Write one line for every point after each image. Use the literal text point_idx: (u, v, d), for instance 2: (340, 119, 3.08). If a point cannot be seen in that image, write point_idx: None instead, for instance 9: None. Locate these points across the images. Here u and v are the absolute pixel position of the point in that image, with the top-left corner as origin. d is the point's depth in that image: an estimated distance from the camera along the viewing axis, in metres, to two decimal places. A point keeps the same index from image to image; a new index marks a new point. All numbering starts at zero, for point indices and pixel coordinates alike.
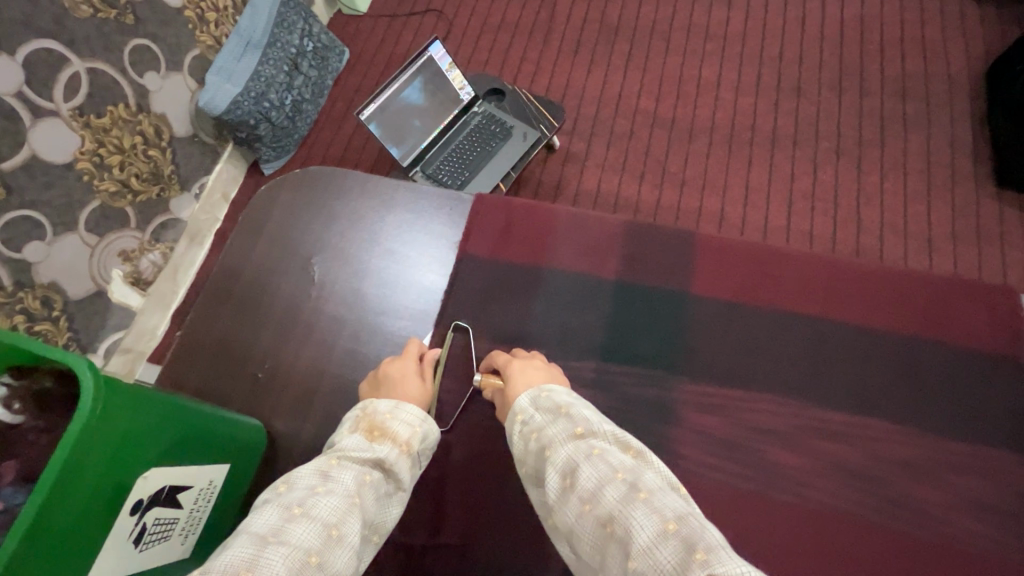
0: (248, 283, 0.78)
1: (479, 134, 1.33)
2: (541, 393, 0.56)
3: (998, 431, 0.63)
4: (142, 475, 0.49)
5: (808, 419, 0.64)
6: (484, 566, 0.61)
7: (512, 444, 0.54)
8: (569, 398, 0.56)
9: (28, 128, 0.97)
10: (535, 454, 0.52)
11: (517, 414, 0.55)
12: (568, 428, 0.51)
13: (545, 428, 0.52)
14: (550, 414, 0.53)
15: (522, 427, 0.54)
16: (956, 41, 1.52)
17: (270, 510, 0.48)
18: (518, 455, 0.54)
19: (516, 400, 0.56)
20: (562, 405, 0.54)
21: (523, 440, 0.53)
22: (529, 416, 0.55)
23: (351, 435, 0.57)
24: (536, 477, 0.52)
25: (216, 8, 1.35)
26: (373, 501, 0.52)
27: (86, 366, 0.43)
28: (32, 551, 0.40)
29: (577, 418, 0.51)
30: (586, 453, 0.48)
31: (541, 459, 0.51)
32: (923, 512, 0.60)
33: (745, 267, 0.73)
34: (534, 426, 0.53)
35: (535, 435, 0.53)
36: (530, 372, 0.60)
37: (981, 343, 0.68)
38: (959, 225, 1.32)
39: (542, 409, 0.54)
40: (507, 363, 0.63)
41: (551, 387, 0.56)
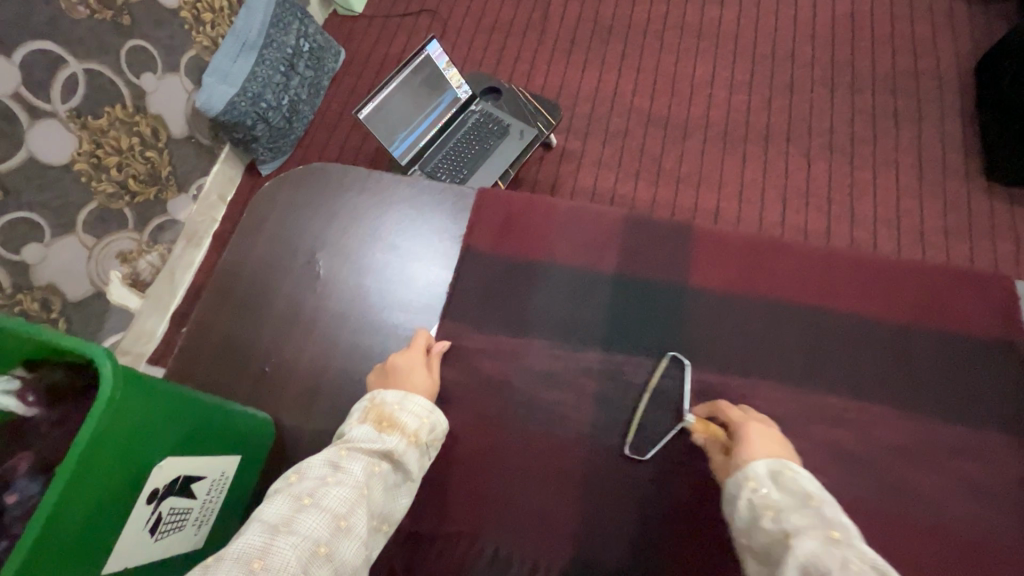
0: (249, 280, 0.79)
1: (477, 133, 1.35)
2: (784, 470, 0.54)
3: (991, 414, 0.65)
4: (157, 463, 0.51)
5: (803, 405, 0.66)
6: (490, 553, 0.62)
7: (737, 509, 0.54)
8: (817, 487, 0.52)
9: (25, 129, 0.98)
10: (768, 536, 0.50)
11: (750, 480, 0.54)
12: (819, 525, 0.48)
13: (789, 513, 0.50)
14: (795, 500, 0.51)
15: (753, 495, 0.53)
16: (945, 38, 1.54)
17: (281, 499, 0.52)
18: (743, 525, 0.52)
19: (751, 464, 0.55)
20: (811, 494, 0.51)
21: (755, 513, 0.52)
22: (768, 490, 0.53)
23: (360, 425, 0.60)
24: (764, 557, 0.50)
25: (212, 9, 1.35)
26: (382, 492, 0.56)
27: (104, 356, 0.44)
28: (52, 542, 0.41)
29: (833, 521, 0.48)
30: (840, 562, 0.44)
31: (778, 545, 0.48)
32: (917, 493, 0.61)
33: (741, 258, 0.75)
34: (773, 505, 0.51)
35: (772, 514, 0.51)
36: (766, 440, 0.57)
37: (973, 329, 0.69)
38: (951, 218, 1.34)
39: (786, 490, 0.52)
40: (742, 421, 0.60)
41: (796, 468, 0.54)
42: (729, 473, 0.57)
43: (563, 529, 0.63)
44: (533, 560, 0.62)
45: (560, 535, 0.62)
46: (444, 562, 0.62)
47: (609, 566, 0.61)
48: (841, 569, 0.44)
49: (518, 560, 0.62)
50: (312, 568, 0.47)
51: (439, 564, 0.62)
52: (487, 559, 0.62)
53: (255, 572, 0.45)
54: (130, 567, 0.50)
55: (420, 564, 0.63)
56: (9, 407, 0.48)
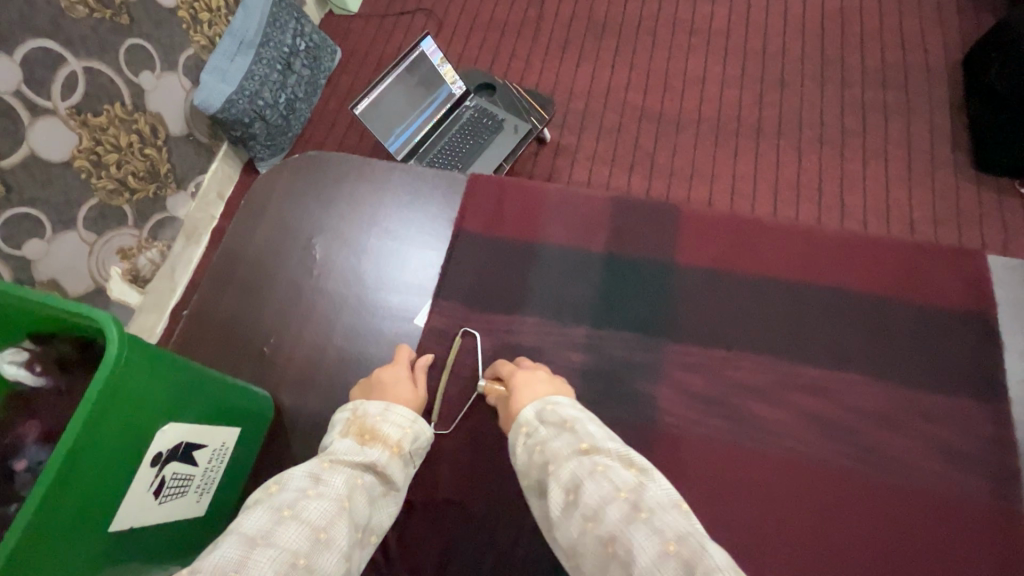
0: (249, 266, 0.81)
1: (472, 127, 1.37)
2: (547, 405, 0.59)
3: (967, 383, 0.67)
4: (161, 427, 0.53)
5: (786, 376, 0.68)
6: (480, 520, 0.64)
7: (514, 453, 0.58)
8: (572, 410, 0.58)
9: (26, 127, 1.00)
10: (538, 467, 0.55)
11: (521, 425, 0.58)
12: (572, 444, 0.54)
13: (550, 442, 0.55)
14: (557, 429, 0.56)
15: (527, 438, 0.57)
16: (933, 32, 1.57)
17: (260, 511, 0.51)
18: (521, 467, 0.56)
19: (520, 412, 0.59)
20: (567, 419, 0.57)
21: (528, 452, 0.56)
22: (535, 428, 0.57)
23: (342, 439, 0.60)
24: (539, 490, 0.55)
25: (210, 9, 1.37)
26: (364, 503, 0.56)
27: (112, 321, 0.47)
28: (52, 507, 0.43)
29: (582, 435, 0.55)
30: (589, 472, 0.51)
31: (547, 474, 0.54)
32: (893, 458, 0.64)
33: (728, 240, 0.77)
34: (538, 439, 0.56)
35: (540, 449, 0.55)
36: (532, 383, 0.62)
37: (951, 303, 0.72)
38: (939, 207, 1.37)
39: (549, 423, 0.57)
40: (511, 372, 0.64)
41: (556, 400, 0.59)
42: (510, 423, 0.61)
43: None
44: (524, 525, 0.64)
45: None
46: (436, 530, 0.64)
47: None
48: (592, 478, 0.51)
49: (508, 526, 0.64)
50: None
51: (431, 532, 0.64)
52: (479, 527, 0.64)
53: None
54: (135, 528, 0.52)
55: (413, 533, 0.64)
56: (19, 376, 0.51)
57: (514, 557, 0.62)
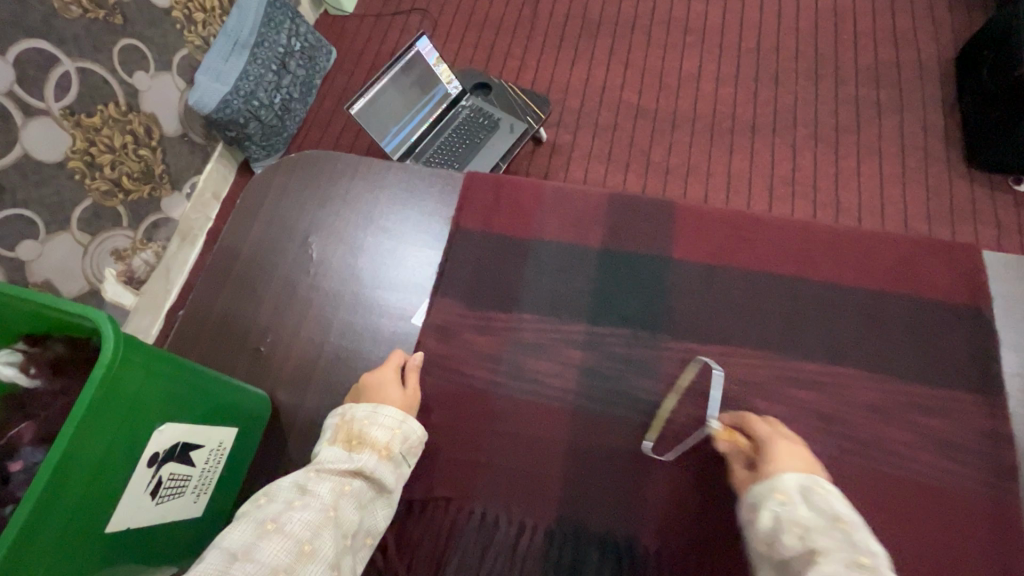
0: (246, 263, 0.81)
1: (468, 126, 1.37)
2: (816, 489, 0.53)
3: (961, 375, 0.68)
4: (157, 428, 0.53)
5: (782, 370, 0.69)
6: (478, 516, 0.64)
7: (759, 518, 0.53)
8: (847, 509, 0.52)
9: (20, 127, 0.99)
10: (791, 551, 0.50)
11: (778, 492, 0.54)
12: (847, 550, 0.48)
13: (816, 531, 0.50)
14: (826, 520, 0.50)
15: (781, 509, 0.52)
16: (926, 30, 1.58)
17: (245, 525, 0.51)
18: (762, 537, 0.52)
19: (781, 478, 0.54)
20: (838, 515, 0.51)
21: (778, 524, 0.52)
22: (794, 505, 0.52)
23: (330, 447, 0.61)
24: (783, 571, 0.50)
25: (204, 9, 1.37)
26: (353, 509, 0.56)
27: (107, 320, 0.46)
28: (47, 510, 0.43)
29: (860, 547, 0.48)
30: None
31: (803, 564, 0.48)
32: (888, 449, 0.64)
33: (723, 235, 0.77)
34: (797, 519, 0.51)
35: (799, 531, 0.50)
36: (798, 458, 0.56)
37: (944, 296, 0.72)
38: (933, 203, 1.37)
39: (816, 508, 0.51)
40: (771, 437, 0.59)
41: (826, 486, 0.53)
42: (753, 483, 0.56)
43: (550, 491, 0.65)
44: (521, 520, 0.64)
45: (547, 495, 0.65)
46: (434, 527, 0.64)
47: (594, 524, 0.63)
48: None
49: (506, 522, 0.64)
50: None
51: (429, 529, 0.64)
52: (476, 520, 0.64)
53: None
54: (134, 529, 0.52)
55: (411, 531, 0.64)
56: (12, 378, 0.50)
57: (512, 551, 0.62)
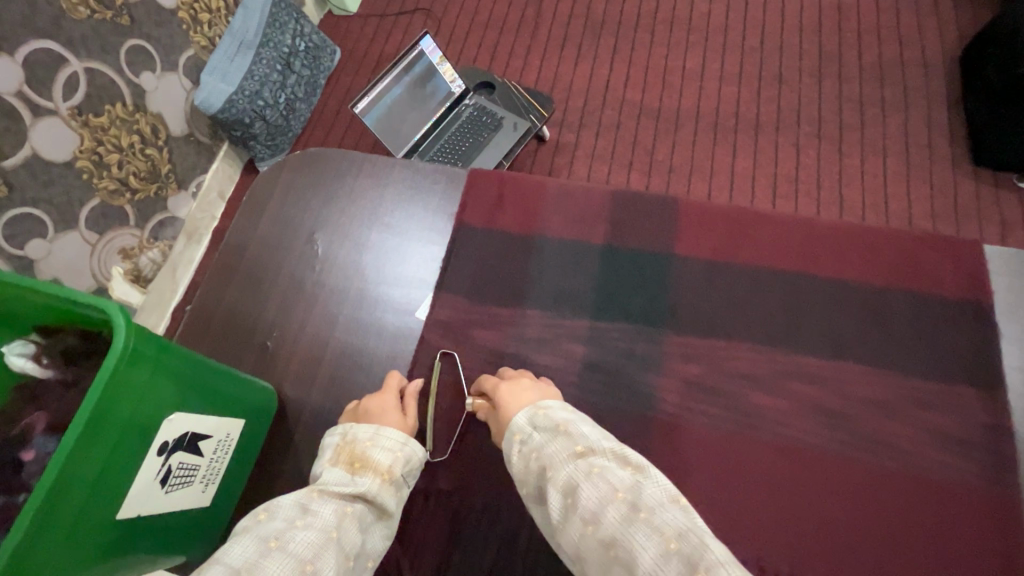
0: (252, 259, 0.82)
1: (471, 125, 1.38)
2: (538, 410, 0.59)
3: (963, 370, 0.68)
4: (167, 417, 0.54)
5: (784, 364, 0.69)
6: (481, 509, 0.65)
7: (512, 463, 0.58)
8: (564, 413, 0.59)
9: (28, 127, 1.00)
10: (536, 474, 0.55)
11: (515, 433, 0.58)
12: (567, 449, 0.54)
13: (547, 448, 0.56)
14: (550, 433, 0.57)
15: (522, 446, 0.57)
16: (930, 27, 1.58)
17: (246, 541, 0.49)
18: (520, 477, 0.56)
19: (513, 419, 0.59)
20: (560, 425, 0.57)
21: (524, 459, 0.56)
22: (529, 435, 0.58)
23: (332, 469, 0.59)
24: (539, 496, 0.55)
25: (209, 9, 1.38)
26: (356, 531, 0.54)
27: (119, 310, 0.47)
28: (59, 498, 0.44)
29: (576, 438, 0.55)
30: (583, 475, 0.51)
31: (544, 482, 0.54)
32: (888, 444, 0.64)
33: (725, 231, 0.77)
34: (533, 446, 0.56)
35: (537, 456, 0.56)
36: (522, 392, 0.62)
37: (947, 292, 0.72)
38: (937, 201, 1.37)
39: (541, 429, 0.57)
40: (495, 386, 0.64)
41: (547, 405, 0.60)
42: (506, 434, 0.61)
43: None
44: (524, 514, 0.64)
45: None
46: (437, 520, 0.65)
47: None
48: (587, 484, 0.50)
49: (509, 515, 0.64)
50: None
51: (433, 522, 0.65)
52: (478, 513, 0.65)
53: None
54: (143, 516, 0.53)
55: (415, 523, 0.65)
56: (27, 369, 0.52)
57: (515, 544, 0.63)
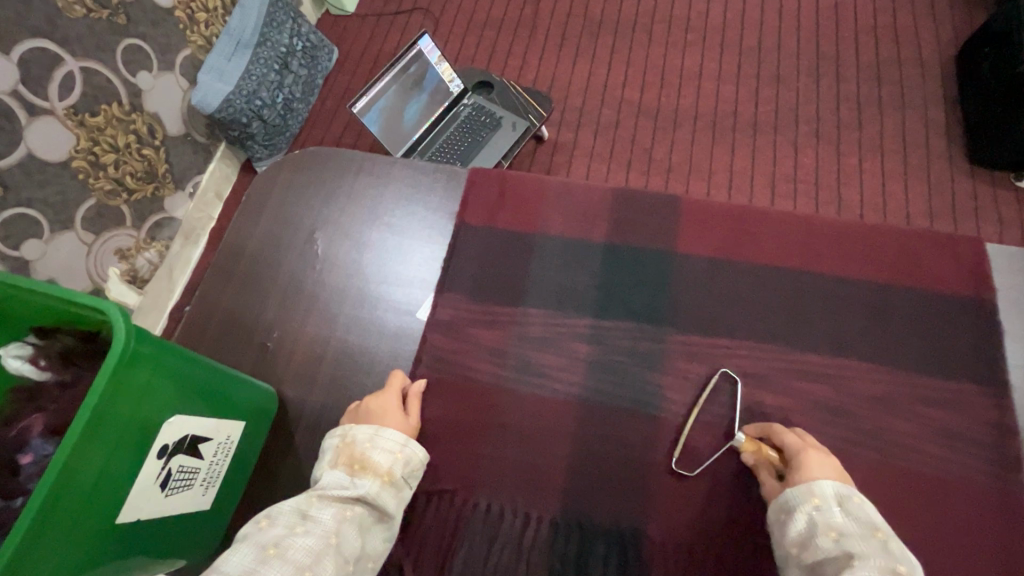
0: (251, 258, 0.81)
1: (470, 124, 1.37)
2: (851, 498, 0.55)
3: (965, 367, 0.68)
4: (167, 419, 0.53)
5: (786, 362, 0.69)
6: (483, 508, 0.65)
7: (793, 521, 0.56)
8: (879, 518, 0.55)
9: (23, 126, 0.99)
10: (827, 555, 0.52)
11: (815, 497, 0.56)
12: (881, 556, 0.50)
13: (852, 538, 0.52)
14: (862, 528, 0.53)
15: (817, 513, 0.55)
16: (926, 27, 1.58)
17: (246, 548, 0.52)
18: (795, 541, 0.55)
19: (820, 483, 0.56)
20: (875, 526, 0.53)
21: (815, 529, 0.54)
22: (830, 511, 0.55)
23: (331, 471, 0.60)
24: (814, 575, 0.53)
25: (206, 9, 1.37)
26: (354, 535, 0.56)
27: (118, 310, 0.46)
28: (57, 502, 0.43)
29: (896, 555, 0.51)
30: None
31: (838, 566, 0.51)
32: (891, 441, 0.64)
33: (726, 229, 0.77)
34: (834, 524, 0.54)
35: (837, 538, 0.53)
36: (828, 467, 0.58)
37: (948, 289, 0.72)
38: (935, 200, 1.37)
39: (852, 516, 0.54)
40: (798, 444, 0.60)
41: (863, 499, 0.55)
42: (786, 487, 0.58)
43: (554, 481, 0.65)
44: (526, 513, 0.64)
45: (552, 487, 0.65)
46: (439, 520, 0.64)
47: (599, 515, 0.63)
48: None
49: (510, 515, 0.64)
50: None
51: (434, 523, 0.64)
52: (481, 513, 0.64)
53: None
54: (143, 520, 0.53)
55: (416, 524, 0.65)
56: (24, 371, 0.51)
57: (517, 543, 0.63)
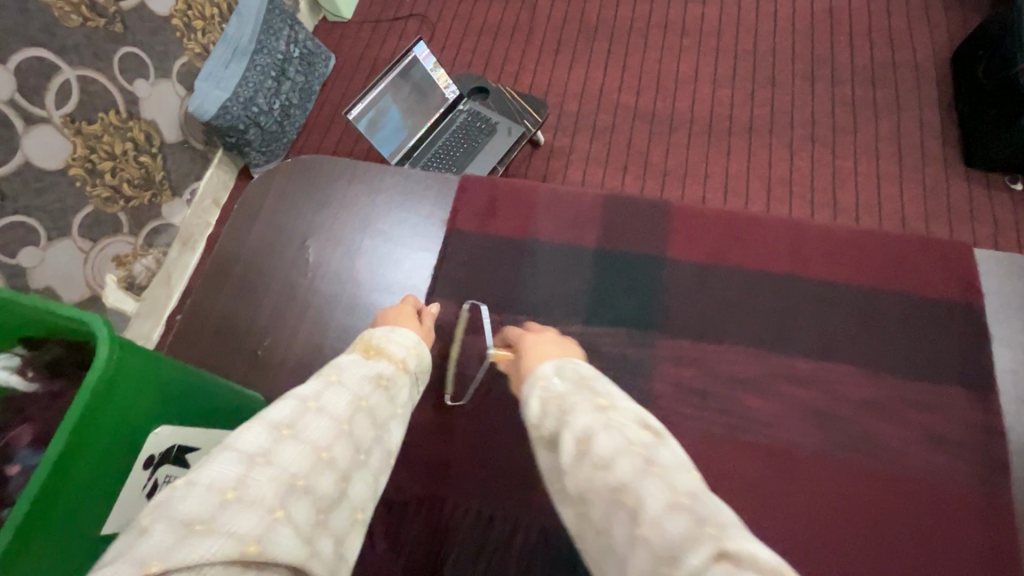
0: (245, 267, 0.81)
1: (466, 130, 1.38)
2: (565, 362, 0.56)
3: (956, 373, 0.68)
4: (154, 430, 0.53)
5: (777, 368, 0.69)
6: (473, 515, 0.64)
7: (529, 407, 0.54)
8: (592, 370, 0.56)
9: (21, 135, 1.00)
10: (553, 424, 0.50)
11: (538, 379, 0.55)
12: (591, 399, 0.50)
13: (568, 395, 0.52)
14: (574, 383, 0.53)
15: (543, 392, 0.53)
16: (921, 30, 1.59)
17: (259, 427, 0.46)
18: (533, 424, 0.52)
19: (539, 366, 0.56)
20: (585, 377, 0.54)
21: (543, 406, 0.52)
22: (552, 382, 0.54)
23: (346, 354, 0.58)
24: (553, 445, 0.51)
25: (203, 16, 1.38)
26: (369, 424, 0.52)
27: (103, 322, 0.47)
28: (43, 513, 0.43)
29: (601, 392, 0.51)
30: (605, 424, 0.47)
31: (559, 429, 0.49)
32: (883, 447, 0.64)
33: (717, 234, 0.77)
34: (555, 392, 0.53)
35: (557, 402, 0.52)
36: (549, 345, 0.60)
37: (940, 294, 0.72)
38: (930, 202, 1.37)
39: (567, 379, 0.54)
40: (521, 336, 0.63)
41: (575, 359, 0.57)
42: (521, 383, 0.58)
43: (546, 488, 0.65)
44: (518, 518, 0.64)
45: (543, 490, 0.65)
46: (430, 528, 0.64)
47: None
48: (606, 431, 0.46)
49: (501, 522, 0.64)
50: (291, 500, 0.43)
51: (425, 530, 0.64)
52: (472, 520, 0.64)
53: (229, 502, 0.40)
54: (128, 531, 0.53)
55: (407, 531, 0.64)
56: (11, 383, 0.51)
57: (508, 550, 0.63)
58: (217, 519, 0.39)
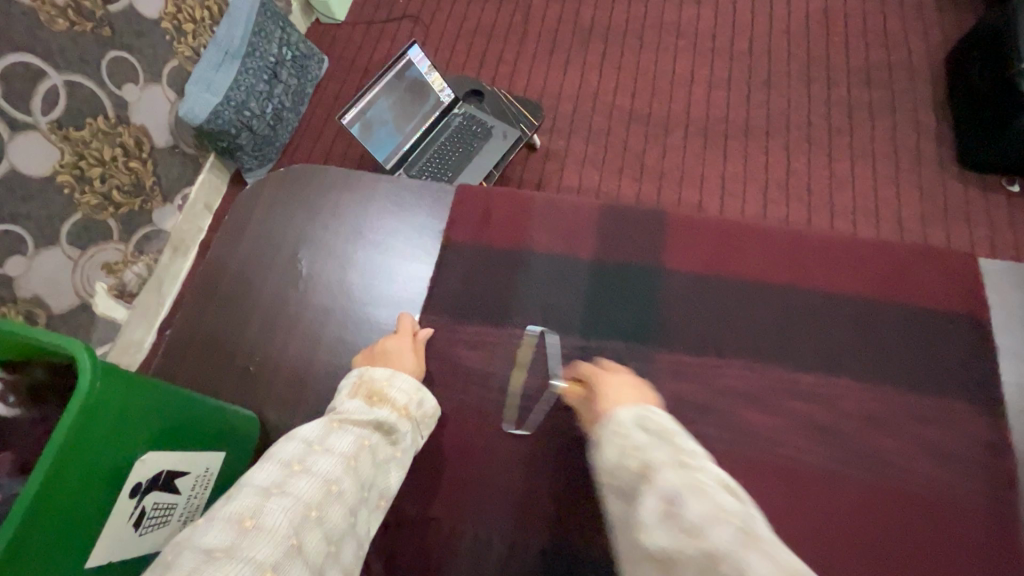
0: (234, 279, 0.79)
1: (461, 134, 1.36)
2: (645, 412, 0.52)
3: (958, 384, 0.67)
4: (139, 457, 0.52)
5: (778, 381, 0.68)
6: (470, 535, 0.63)
7: (605, 455, 0.50)
8: (672, 424, 0.52)
9: (5, 141, 0.97)
10: (630, 475, 0.46)
11: (616, 426, 0.51)
12: (673, 455, 0.46)
13: (648, 448, 0.47)
14: (656, 436, 0.49)
15: (621, 441, 0.49)
16: (916, 31, 1.58)
17: (272, 465, 0.50)
18: (609, 473, 0.48)
19: (617, 412, 0.52)
20: (667, 430, 0.50)
21: (619, 455, 0.48)
22: (631, 432, 0.50)
23: (351, 400, 0.59)
24: (626, 499, 0.46)
25: (193, 19, 1.35)
26: (373, 463, 0.54)
27: (85, 350, 0.45)
28: (23, 547, 0.42)
29: (685, 448, 0.47)
30: (693, 481, 0.43)
31: (639, 483, 0.45)
32: (886, 461, 0.63)
33: (716, 243, 0.76)
34: (634, 443, 0.48)
35: (636, 453, 0.48)
36: (623, 389, 0.57)
37: (940, 304, 0.72)
38: (927, 205, 1.37)
39: (647, 430, 0.50)
40: (596, 375, 0.60)
41: (655, 409, 0.53)
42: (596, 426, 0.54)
43: (545, 508, 0.64)
44: (516, 535, 0.63)
45: (541, 506, 0.64)
46: (426, 548, 0.63)
47: (590, 540, 0.62)
48: (695, 492, 0.42)
49: (499, 541, 0.63)
50: (304, 530, 0.46)
51: (420, 550, 0.63)
52: (469, 540, 0.63)
53: (247, 530, 0.44)
54: (114, 562, 0.51)
55: (402, 550, 0.63)
56: None
57: (506, 569, 0.61)
58: (237, 545, 0.43)
